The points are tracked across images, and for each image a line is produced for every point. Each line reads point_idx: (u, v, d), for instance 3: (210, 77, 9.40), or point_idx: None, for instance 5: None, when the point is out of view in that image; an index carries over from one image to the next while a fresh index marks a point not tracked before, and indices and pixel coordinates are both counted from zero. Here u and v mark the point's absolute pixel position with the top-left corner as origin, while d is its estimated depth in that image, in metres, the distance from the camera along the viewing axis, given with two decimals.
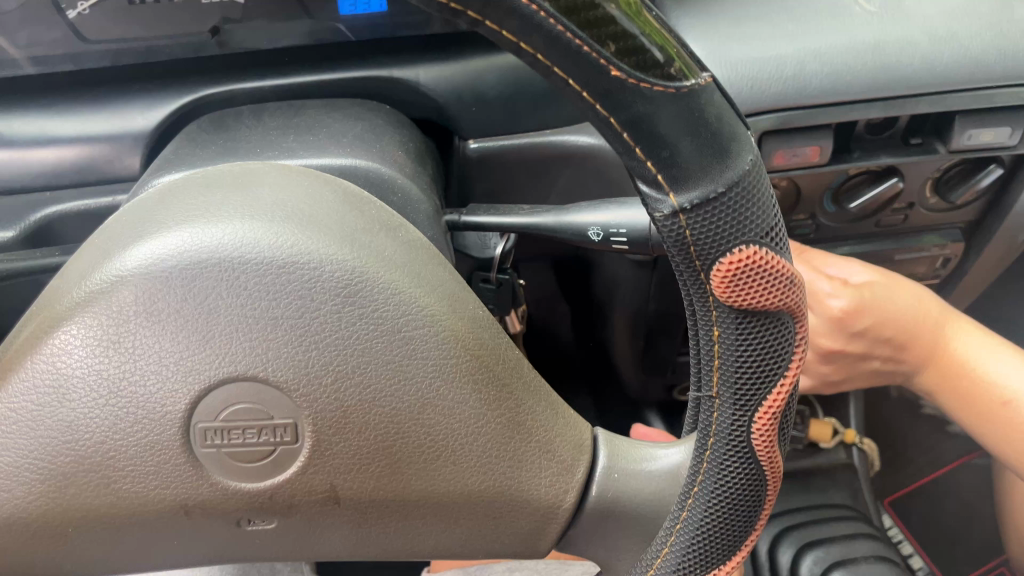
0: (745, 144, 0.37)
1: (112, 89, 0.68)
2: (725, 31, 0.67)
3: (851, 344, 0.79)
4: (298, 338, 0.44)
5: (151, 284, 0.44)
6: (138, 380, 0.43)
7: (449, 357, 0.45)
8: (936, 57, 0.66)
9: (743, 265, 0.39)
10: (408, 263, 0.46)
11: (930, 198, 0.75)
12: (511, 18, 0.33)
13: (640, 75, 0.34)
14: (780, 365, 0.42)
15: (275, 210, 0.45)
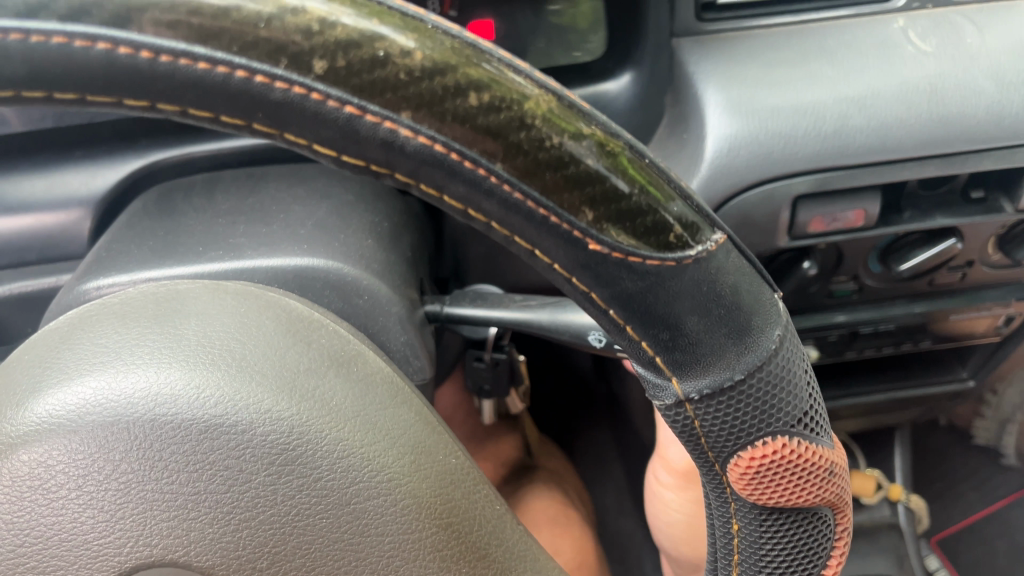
0: (772, 314, 0.29)
1: (55, 153, 0.61)
2: (753, 77, 0.58)
3: None
4: (224, 517, 0.36)
5: (50, 451, 0.36)
6: (35, 567, 0.36)
7: (412, 530, 0.37)
8: (1005, 105, 0.56)
9: (770, 461, 0.30)
10: (361, 411, 0.38)
11: (993, 254, 0.65)
12: (452, 182, 0.25)
13: (630, 245, 0.26)
14: (814, 564, 0.33)
15: (199, 353, 0.38)
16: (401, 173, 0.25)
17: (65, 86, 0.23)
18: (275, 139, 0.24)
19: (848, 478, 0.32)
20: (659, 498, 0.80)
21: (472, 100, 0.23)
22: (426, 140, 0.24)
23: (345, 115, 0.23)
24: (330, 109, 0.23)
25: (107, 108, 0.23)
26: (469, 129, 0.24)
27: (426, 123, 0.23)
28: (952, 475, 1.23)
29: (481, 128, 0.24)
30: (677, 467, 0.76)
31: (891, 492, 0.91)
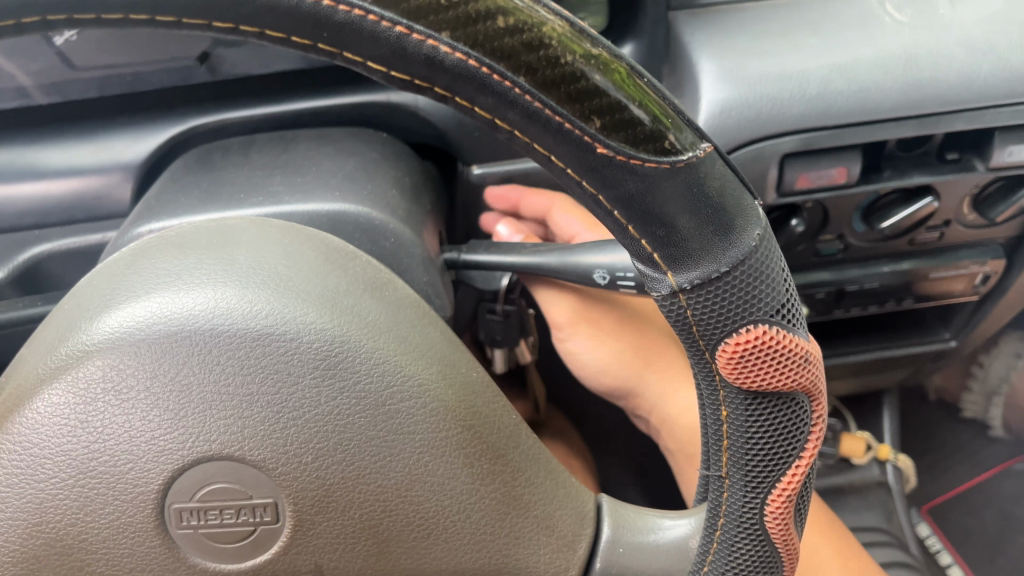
0: (752, 217, 0.33)
1: (99, 120, 0.67)
2: (743, 46, 0.64)
3: None
4: (276, 415, 0.41)
5: (119, 358, 0.41)
6: (108, 460, 0.41)
7: (439, 429, 0.43)
8: (973, 71, 0.62)
9: (752, 346, 0.35)
10: (393, 326, 0.43)
11: (968, 214, 0.72)
12: (482, 94, 0.30)
13: (630, 150, 0.31)
14: (795, 446, 0.38)
15: (250, 273, 0.43)
16: (439, 87, 0.30)
17: (166, 9, 0.27)
18: (335, 59, 0.29)
19: (821, 367, 0.37)
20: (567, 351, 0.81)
21: (500, 23, 0.28)
22: (462, 55, 0.28)
23: (396, 34, 0.28)
24: (384, 29, 0.28)
25: (198, 30, 0.28)
26: (498, 48, 0.28)
27: (463, 42, 0.28)
28: (942, 447, 1.27)
29: (507, 47, 0.29)
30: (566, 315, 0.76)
31: (880, 452, 0.98)
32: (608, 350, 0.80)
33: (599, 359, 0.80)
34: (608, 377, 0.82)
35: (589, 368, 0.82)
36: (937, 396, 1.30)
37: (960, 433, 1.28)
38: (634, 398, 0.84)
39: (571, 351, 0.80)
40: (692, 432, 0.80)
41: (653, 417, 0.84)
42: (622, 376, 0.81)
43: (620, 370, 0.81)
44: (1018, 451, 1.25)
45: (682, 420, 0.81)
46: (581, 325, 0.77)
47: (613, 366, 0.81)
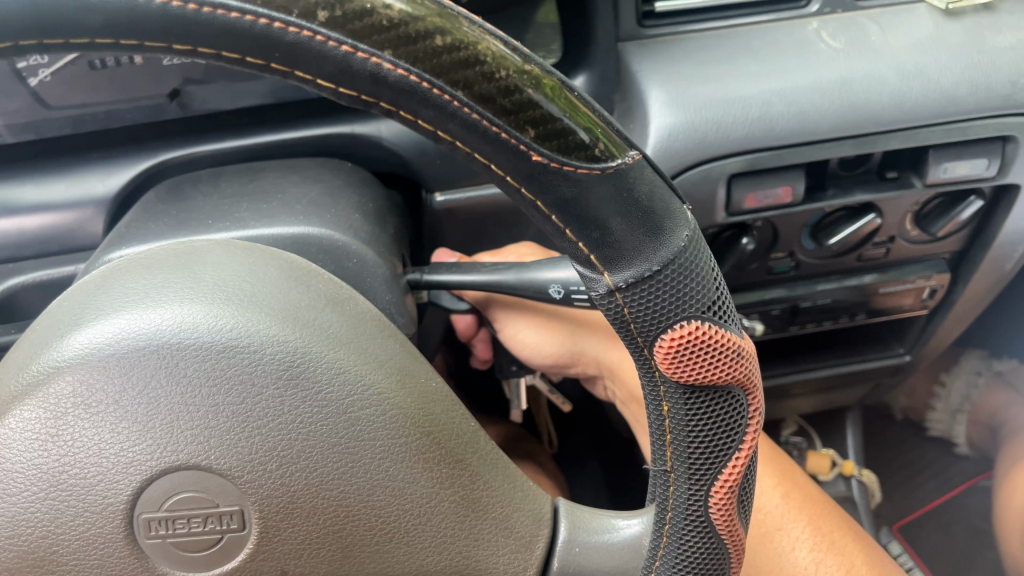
0: (680, 220, 0.36)
1: (73, 156, 0.70)
2: (688, 74, 0.68)
3: (831, 558, 0.70)
4: (241, 424, 0.43)
5: (89, 373, 0.42)
6: (78, 472, 0.42)
7: (399, 435, 0.44)
8: (905, 92, 0.66)
9: (686, 341, 0.37)
10: (353, 339, 0.46)
11: (911, 230, 0.76)
12: (424, 107, 0.32)
13: (563, 158, 0.33)
14: (733, 437, 0.40)
15: (215, 291, 0.44)
16: (384, 101, 0.32)
17: (129, 34, 0.30)
18: (288, 77, 0.32)
19: (754, 362, 0.39)
20: (513, 341, 0.81)
21: (438, 41, 0.31)
22: (403, 72, 0.31)
23: (342, 53, 0.30)
24: (331, 48, 0.30)
25: (158, 52, 0.31)
26: (437, 64, 0.31)
27: (404, 59, 0.31)
28: (912, 464, 1.30)
29: (445, 64, 0.31)
30: (505, 305, 0.78)
31: (845, 466, 1.05)
32: (543, 345, 0.81)
33: (538, 352, 0.82)
34: (548, 354, 0.83)
35: (535, 359, 0.83)
36: (904, 415, 1.33)
37: (929, 449, 1.31)
38: (577, 362, 0.85)
39: (519, 346, 0.81)
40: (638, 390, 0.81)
41: (602, 368, 0.85)
42: (562, 347, 0.83)
43: (559, 346, 0.82)
44: (984, 468, 1.27)
45: (625, 366, 0.82)
46: (515, 322, 0.79)
47: (551, 352, 0.82)
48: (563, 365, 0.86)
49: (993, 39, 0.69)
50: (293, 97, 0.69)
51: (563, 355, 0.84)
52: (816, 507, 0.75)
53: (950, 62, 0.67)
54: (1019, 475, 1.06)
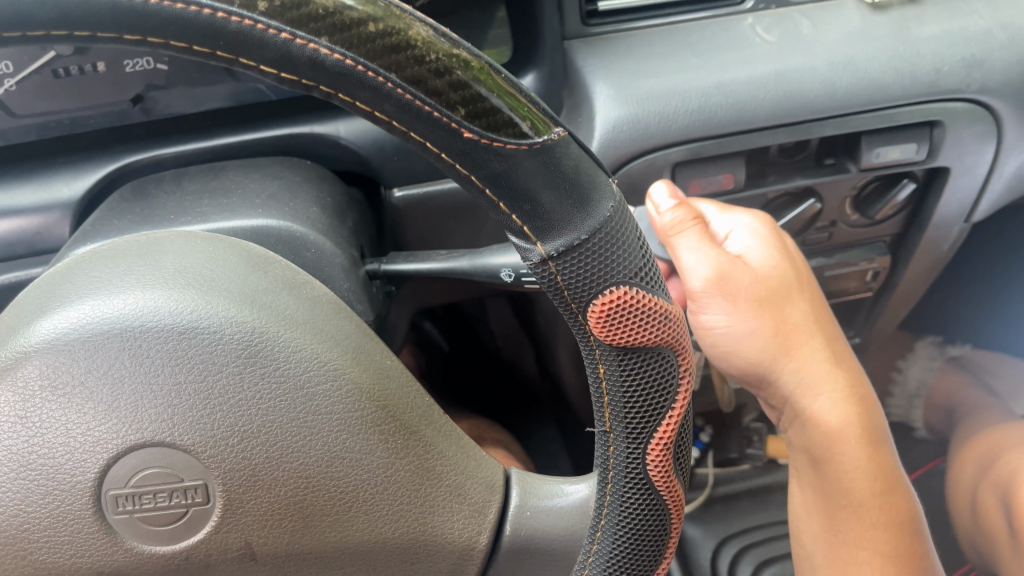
0: (604, 192, 0.39)
1: (39, 163, 0.72)
2: (631, 70, 0.73)
3: None
4: (202, 402, 0.45)
5: (56, 357, 0.44)
6: (46, 451, 0.44)
7: (356, 408, 0.47)
8: (835, 82, 0.72)
9: (615, 306, 0.40)
10: (311, 320, 0.48)
11: (852, 215, 0.83)
12: (360, 90, 0.34)
13: (493, 135, 0.35)
14: (667, 397, 0.43)
15: (176, 277, 0.47)
16: (323, 84, 0.34)
17: (82, 25, 0.32)
18: (233, 65, 0.34)
19: (681, 325, 0.42)
20: (699, 316, 0.75)
21: (371, 28, 0.33)
22: (339, 56, 0.33)
23: (281, 40, 0.33)
24: (271, 36, 0.32)
25: (109, 42, 0.33)
26: (370, 49, 0.33)
27: (340, 45, 0.33)
28: None
29: (378, 49, 0.33)
30: (706, 283, 0.71)
31: None
32: (747, 320, 0.73)
33: (746, 331, 0.74)
34: (742, 358, 0.76)
35: (728, 347, 0.76)
36: None
37: None
38: (764, 385, 0.78)
39: (707, 329, 0.75)
40: (824, 437, 0.74)
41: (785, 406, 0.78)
42: (761, 355, 0.75)
43: (755, 354, 0.75)
44: None
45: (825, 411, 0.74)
46: (721, 292, 0.72)
47: (767, 339, 0.74)
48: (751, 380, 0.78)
49: (916, 30, 0.74)
50: (253, 100, 0.72)
51: (752, 364, 0.76)
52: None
53: (875, 53, 0.73)
54: (971, 450, 1.12)
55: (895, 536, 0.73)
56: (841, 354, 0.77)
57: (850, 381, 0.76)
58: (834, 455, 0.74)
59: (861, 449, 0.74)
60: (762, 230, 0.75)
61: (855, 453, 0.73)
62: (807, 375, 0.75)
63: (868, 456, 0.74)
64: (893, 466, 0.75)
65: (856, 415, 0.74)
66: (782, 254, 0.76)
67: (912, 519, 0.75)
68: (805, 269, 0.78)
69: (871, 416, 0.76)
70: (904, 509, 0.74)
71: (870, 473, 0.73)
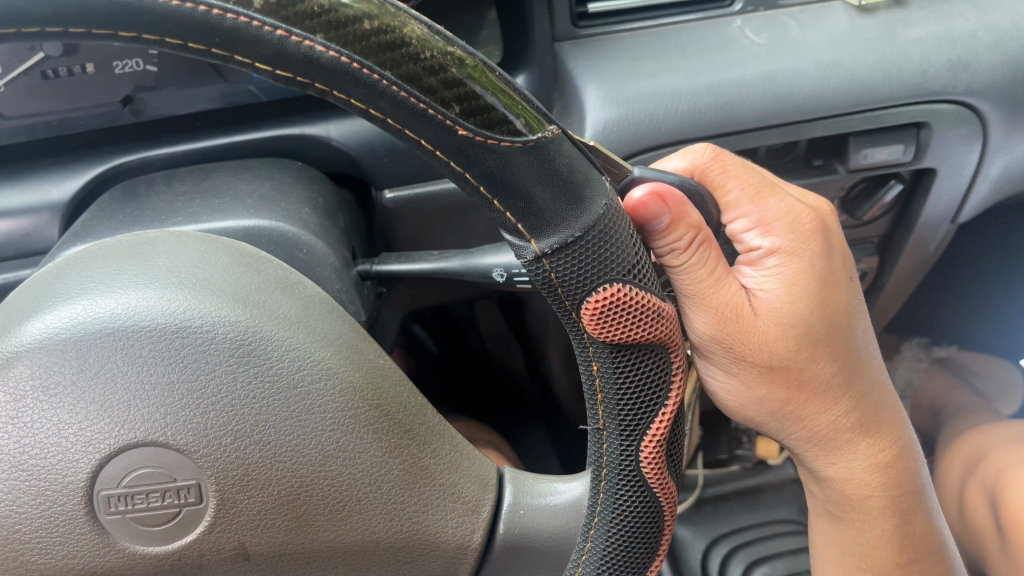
0: (599, 189, 0.39)
1: (28, 164, 0.72)
2: (621, 71, 0.74)
3: None
4: (195, 401, 0.44)
5: (47, 358, 0.44)
6: (38, 452, 0.44)
7: (350, 408, 0.47)
8: (824, 84, 0.73)
9: (609, 303, 0.40)
10: (303, 319, 0.48)
11: (839, 215, 0.84)
12: (356, 87, 0.34)
13: (487, 132, 0.36)
14: (659, 394, 0.44)
15: (168, 277, 0.47)
16: (318, 82, 0.34)
17: (76, 22, 0.32)
18: (229, 62, 0.34)
19: (674, 323, 0.43)
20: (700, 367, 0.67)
21: (366, 25, 0.33)
22: (335, 53, 0.33)
23: (277, 37, 0.32)
24: (266, 32, 0.32)
25: (103, 38, 0.33)
26: (366, 47, 0.33)
27: (335, 42, 0.33)
28: None
29: (373, 46, 0.33)
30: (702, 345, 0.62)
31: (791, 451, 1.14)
32: (752, 381, 0.64)
33: (750, 395, 0.66)
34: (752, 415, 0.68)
35: (735, 406, 0.68)
36: None
37: None
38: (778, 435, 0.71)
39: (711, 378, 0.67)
40: (846, 498, 0.71)
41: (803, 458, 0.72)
42: (771, 417, 0.67)
43: (761, 413, 0.67)
44: None
45: (845, 476, 0.69)
46: (719, 349, 0.62)
47: (776, 407, 0.66)
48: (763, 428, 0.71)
49: (902, 34, 0.75)
50: (244, 102, 0.72)
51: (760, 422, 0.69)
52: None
53: (863, 55, 0.74)
54: (958, 450, 1.13)
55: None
56: (874, 412, 0.68)
57: (877, 443, 0.68)
58: (857, 511, 0.71)
59: (883, 516, 0.71)
60: (786, 263, 0.61)
61: (878, 522, 0.71)
62: (822, 444, 0.68)
63: (891, 526, 0.71)
64: (920, 533, 0.72)
65: (880, 484, 0.69)
66: (813, 290, 0.61)
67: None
68: (846, 296, 0.64)
69: (895, 476, 0.69)
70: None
71: (891, 541, 0.72)
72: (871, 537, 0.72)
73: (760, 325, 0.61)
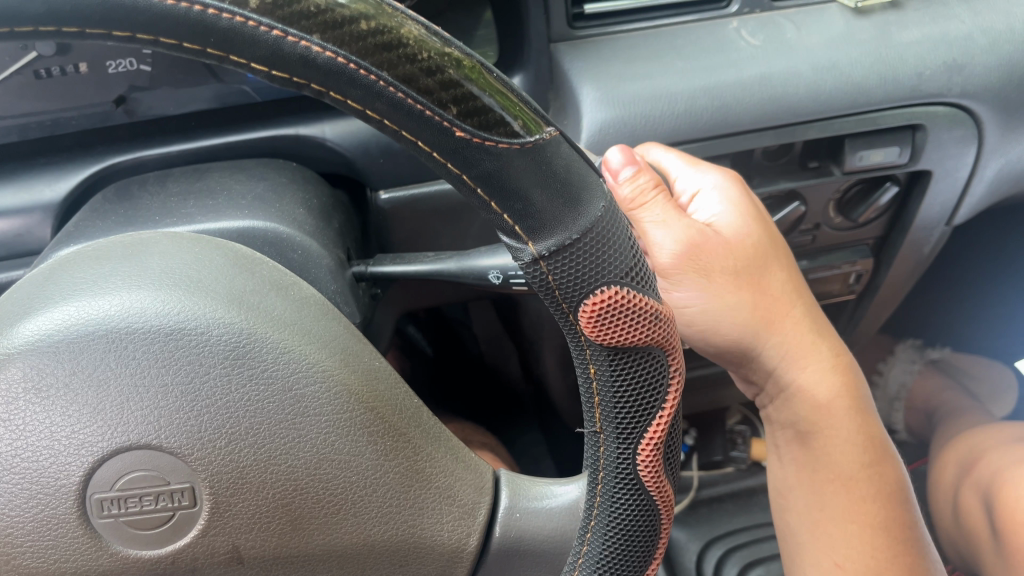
0: (596, 191, 0.39)
1: (20, 164, 0.71)
2: (617, 72, 0.73)
3: None
4: (189, 404, 0.44)
5: (39, 360, 0.44)
6: (30, 455, 0.43)
7: (345, 410, 0.47)
8: (819, 86, 0.73)
9: (607, 305, 0.40)
10: (298, 321, 0.48)
11: (835, 216, 0.85)
12: (352, 88, 0.34)
13: (484, 133, 0.35)
14: (657, 397, 0.43)
15: (161, 278, 0.46)
16: (314, 83, 0.34)
17: (70, 21, 0.32)
18: (224, 62, 0.33)
19: (672, 325, 0.43)
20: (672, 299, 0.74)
21: (363, 26, 0.33)
22: (331, 54, 0.33)
23: (273, 37, 0.32)
24: (262, 32, 0.32)
25: (97, 38, 0.33)
26: (362, 47, 0.33)
27: (332, 42, 0.33)
28: None
29: (370, 47, 0.33)
30: (679, 268, 0.71)
31: None
32: (724, 294, 0.73)
33: (723, 308, 0.74)
34: (724, 335, 0.75)
35: (708, 326, 0.75)
36: None
37: None
38: (746, 361, 0.78)
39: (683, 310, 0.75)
40: (814, 407, 0.76)
41: (769, 381, 0.78)
42: (743, 332, 0.75)
43: (733, 329, 0.75)
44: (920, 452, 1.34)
45: (809, 383, 0.76)
46: (692, 267, 0.71)
47: (748, 316, 0.74)
48: (730, 359, 0.79)
49: (898, 35, 0.75)
50: (239, 102, 0.72)
51: (730, 345, 0.76)
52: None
53: (858, 57, 0.74)
54: (952, 452, 1.13)
55: (887, 507, 0.75)
56: (819, 322, 0.79)
57: (831, 348, 0.78)
58: (822, 422, 0.76)
59: (847, 420, 0.77)
60: (732, 193, 0.73)
61: (843, 422, 0.76)
62: (790, 349, 0.76)
63: (856, 426, 0.77)
64: (879, 434, 0.78)
65: (842, 383, 0.78)
66: (753, 215, 0.75)
67: (900, 486, 0.77)
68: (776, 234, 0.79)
69: (852, 378, 0.79)
70: (892, 480, 0.77)
71: (856, 444, 0.76)
72: (838, 449, 0.76)
73: (724, 239, 0.72)
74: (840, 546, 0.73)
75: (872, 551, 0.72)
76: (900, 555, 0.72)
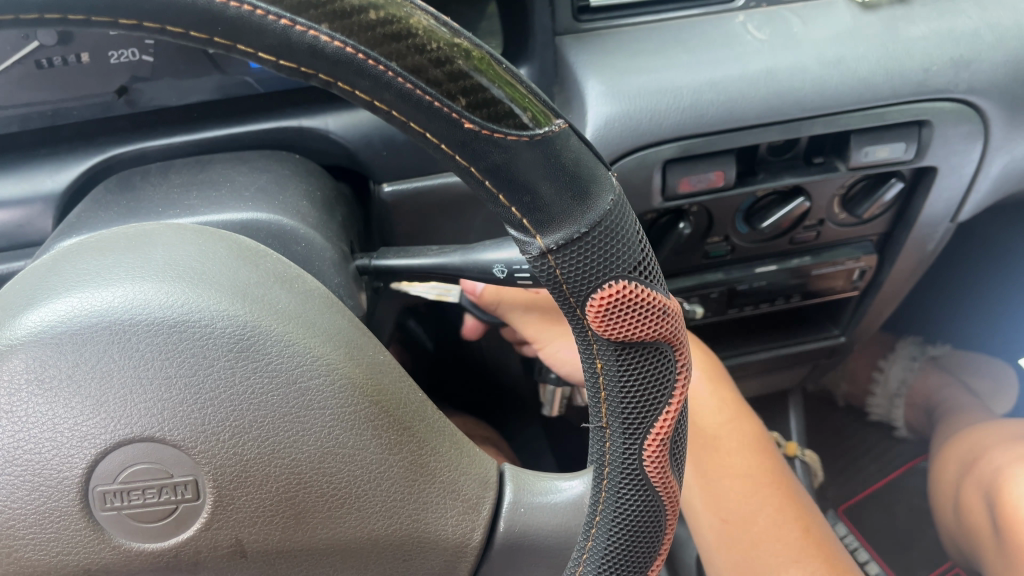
0: (605, 185, 0.38)
1: (21, 154, 0.71)
2: (622, 66, 0.73)
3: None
4: (193, 396, 0.44)
5: (42, 351, 0.44)
6: (32, 447, 0.43)
7: (348, 404, 0.46)
8: (825, 81, 0.73)
9: (614, 299, 0.40)
10: (302, 314, 0.47)
11: (840, 213, 0.85)
12: (360, 78, 0.34)
13: (493, 125, 0.35)
14: (663, 392, 0.43)
15: (164, 269, 0.46)
16: (322, 73, 0.34)
17: (76, 9, 0.32)
18: (231, 52, 0.33)
19: (679, 319, 0.42)
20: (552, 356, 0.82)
21: (372, 15, 0.32)
22: (339, 44, 0.32)
23: (281, 27, 0.32)
24: (270, 22, 0.32)
25: (101, 26, 0.32)
26: (370, 37, 0.33)
27: (341, 32, 0.32)
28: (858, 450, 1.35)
29: (378, 37, 0.33)
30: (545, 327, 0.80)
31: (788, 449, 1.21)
32: None
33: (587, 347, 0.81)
34: None
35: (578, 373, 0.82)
36: (846, 400, 1.39)
37: (868, 433, 1.36)
38: None
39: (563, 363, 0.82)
40: None
41: None
42: None
43: None
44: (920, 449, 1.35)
45: None
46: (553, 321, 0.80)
47: None
48: None
49: (905, 31, 0.75)
50: (242, 93, 0.72)
51: None
52: (825, 548, 0.73)
53: (864, 52, 0.74)
54: (951, 450, 1.14)
55: (750, 457, 0.80)
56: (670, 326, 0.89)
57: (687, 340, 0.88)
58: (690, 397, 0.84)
59: (708, 393, 0.84)
60: None
61: (704, 394, 0.84)
62: None
63: (711, 393, 0.84)
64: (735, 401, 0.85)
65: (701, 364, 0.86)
66: None
67: (762, 441, 0.83)
68: None
69: (713, 364, 0.88)
70: (753, 436, 0.83)
71: (719, 409, 0.83)
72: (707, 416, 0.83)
73: None
74: (725, 502, 0.76)
75: (749, 500, 0.76)
76: (771, 499, 0.76)
